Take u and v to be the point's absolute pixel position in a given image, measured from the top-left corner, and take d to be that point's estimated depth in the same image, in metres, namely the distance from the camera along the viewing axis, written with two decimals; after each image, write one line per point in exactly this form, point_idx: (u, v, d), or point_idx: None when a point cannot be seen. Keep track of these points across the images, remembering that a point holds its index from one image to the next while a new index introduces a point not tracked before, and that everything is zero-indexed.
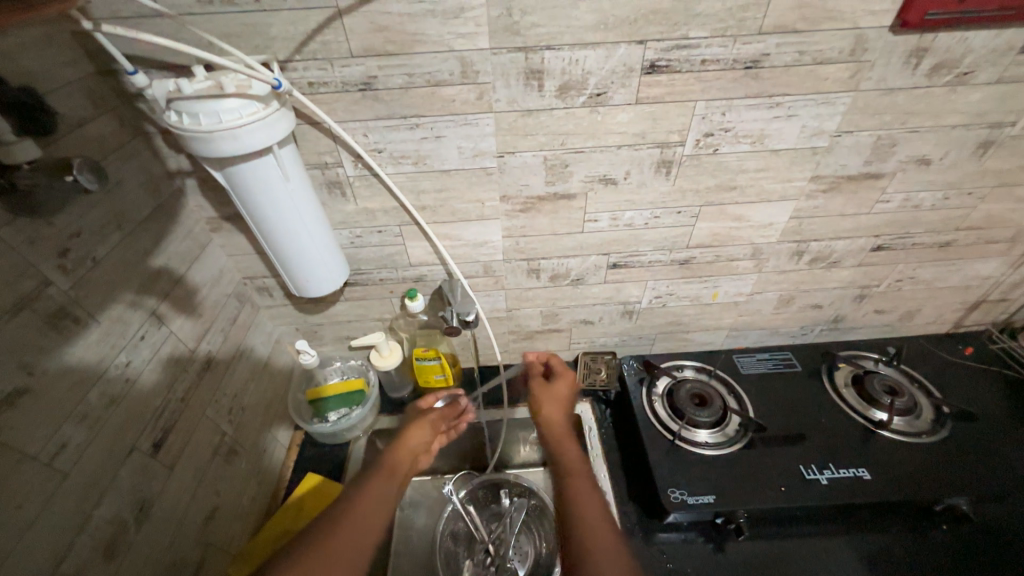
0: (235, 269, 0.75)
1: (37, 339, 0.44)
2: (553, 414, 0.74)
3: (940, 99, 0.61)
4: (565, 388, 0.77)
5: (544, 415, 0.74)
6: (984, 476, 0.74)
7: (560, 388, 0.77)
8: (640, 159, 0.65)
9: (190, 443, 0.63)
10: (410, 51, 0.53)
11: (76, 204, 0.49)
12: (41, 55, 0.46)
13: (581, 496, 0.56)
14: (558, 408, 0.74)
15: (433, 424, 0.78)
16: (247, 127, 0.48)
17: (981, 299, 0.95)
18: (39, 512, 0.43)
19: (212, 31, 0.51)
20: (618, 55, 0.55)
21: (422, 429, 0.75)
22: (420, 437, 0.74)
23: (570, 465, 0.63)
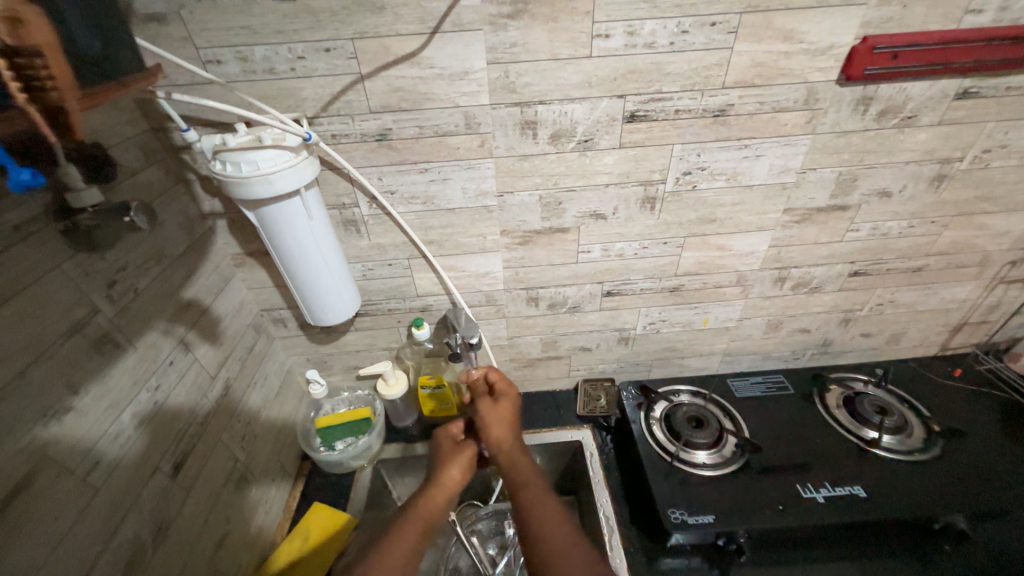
0: (254, 302, 0.81)
1: (84, 361, 0.48)
2: (499, 433, 0.71)
3: (891, 139, 0.69)
4: (509, 406, 0.75)
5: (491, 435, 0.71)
6: (978, 492, 0.75)
7: (503, 404, 0.75)
8: (627, 197, 0.72)
9: (205, 467, 0.65)
10: (420, 107, 0.61)
11: (125, 242, 0.55)
12: (107, 116, 0.54)
13: (543, 516, 0.56)
14: (502, 425, 0.72)
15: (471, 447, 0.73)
16: (281, 173, 0.55)
17: (963, 322, 0.99)
18: (71, 527, 0.45)
19: (251, 95, 0.59)
20: (601, 107, 0.63)
21: (458, 464, 0.70)
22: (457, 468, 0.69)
23: (526, 484, 0.61)
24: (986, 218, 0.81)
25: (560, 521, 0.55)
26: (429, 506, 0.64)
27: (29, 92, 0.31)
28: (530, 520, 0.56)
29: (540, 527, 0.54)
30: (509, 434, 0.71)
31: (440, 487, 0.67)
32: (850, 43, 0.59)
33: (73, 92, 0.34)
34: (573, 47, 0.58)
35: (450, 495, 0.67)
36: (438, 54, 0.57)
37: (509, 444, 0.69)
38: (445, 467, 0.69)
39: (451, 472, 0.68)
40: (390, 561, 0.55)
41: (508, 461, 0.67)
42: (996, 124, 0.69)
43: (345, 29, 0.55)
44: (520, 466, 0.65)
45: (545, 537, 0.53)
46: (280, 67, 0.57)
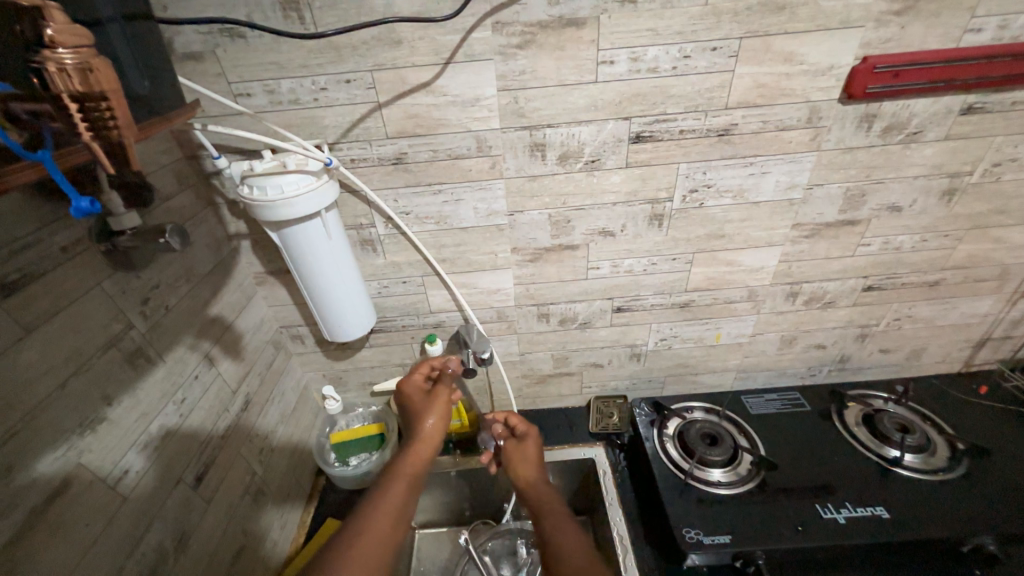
0: (274, 319, 0.84)
1: (118, 373, 0.51)
2: (527, 473, 0.73)
3: (897, 154, 0.70)
4: (535, 447, 0.77)
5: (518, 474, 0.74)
6: (1009, 514, 0.72)
7: (528, 444, 0.78)
8: (634, 214, 0.74)
9: (226, 478, 0.67)
10: (434, 132, 0.64)
11: (158, 262, 0.58)
12: (146, 146, 0.59)
13: (562, 539, 0.58)
14: (531, 465, 0.74)
15: (441, 406, 0.75)
16: (303, 196, 0.58)
17: (985, 337, 0.97)
18: (101, 532, 0.47)
19: (277, 123, 0.63)
20: (607, 128, 0.65)
21: (434, 420, 0.73)
22: (436, 427, 0.72)
23: (551, 514, 0.63)
24: (1001, 231, 0.80)
25: (576, 544, 0.56)
26: (413, 464, 0.66)
27: (93, 131, 0.34)
28: (549, 544, 0.58)
29: (559, 549, 0.56)
30: (535, 471, 0.74)
31: (422, 441, 0.70)
32: (851, 64, 0.61)
33: (131, 130, 0.37)
34: (579, 74, 0.61)
35: (430, 450, 0.70)
36: (451, 83, 0.61)
37: (532, 478, 0.72)
38: (423, 426, 0.72)
39: (426, 426, 0.72)
40: (385, 509, 0.56)
41: (532, 494, 0.69)
42: (1004, 138, 0.69)
43: (364, 62, 0.59)
44: (541, 497, 0.68)
45: (564, 559, 0.54)
46: (304, 98, 0.61)
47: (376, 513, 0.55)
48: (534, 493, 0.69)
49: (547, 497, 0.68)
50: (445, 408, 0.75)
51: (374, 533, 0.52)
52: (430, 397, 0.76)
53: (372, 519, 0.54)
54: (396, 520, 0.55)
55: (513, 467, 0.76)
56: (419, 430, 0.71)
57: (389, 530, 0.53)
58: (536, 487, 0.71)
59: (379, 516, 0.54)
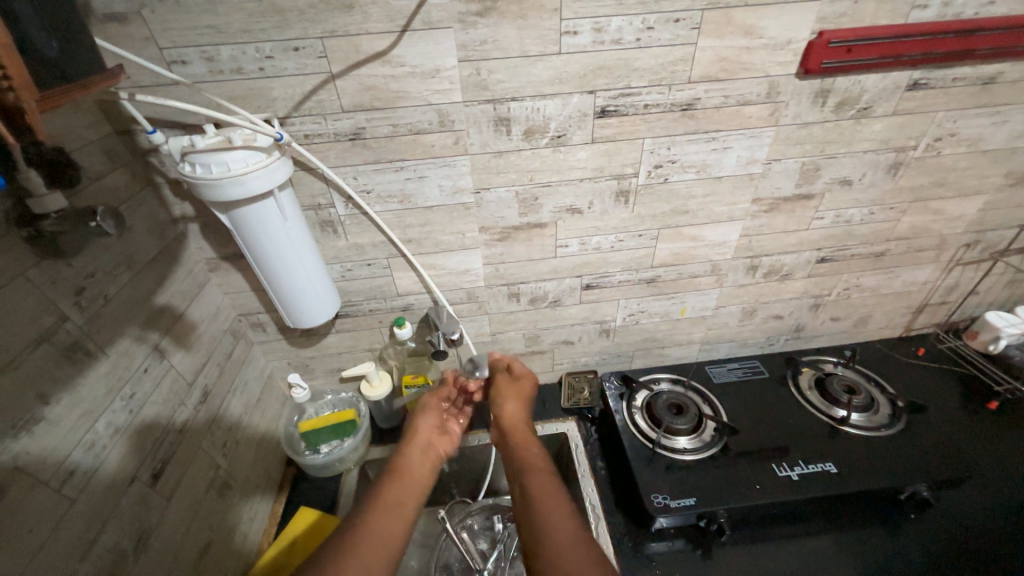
0: (230, 306, 0.79)
1: (54, 370, 0.47)
2: (512, 408, 0.74)
3: (849, 129, 0.72)
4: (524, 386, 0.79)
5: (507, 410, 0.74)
6: (938, 463, 0.80)
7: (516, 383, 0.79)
8: (601, 190, 0.74)
9: (187, 473, 0.64)
10: (394, 106, 0.61)
11: (92, 248, 0.54)
12: (69, 120, 0.53)
13: (545, 490, 0.56)
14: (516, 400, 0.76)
15: (435, 412, 0.76)
16: (253, 174, 0.54)
17: (924, 303, 1.04)
18: (47, 537, 0.44)
19: (220, 95, 0.58)
20: (573, 102, 0.64)
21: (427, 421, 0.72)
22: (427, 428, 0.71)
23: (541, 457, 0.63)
24: (940, 203, 0.85)
25: (557, 504, 0.54)
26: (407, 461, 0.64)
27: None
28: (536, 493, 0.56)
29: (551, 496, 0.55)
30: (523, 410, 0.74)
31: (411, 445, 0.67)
32: (807, 38, 0.62)
33: (32, 92, 0.34)
34: (542, 44, 0.59)
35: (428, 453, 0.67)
36: (409, 53, 0.58)
37: (516, 418, 0.72)
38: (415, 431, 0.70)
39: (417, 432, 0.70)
40: (381, 510, 0.53)
41: (524, 432, 0.69)
42: (945, 113, 0.72)
43: (314, 28, 0.55)
44: (523, 440, 0.67)
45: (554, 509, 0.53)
46: (249, 67, 0.57)
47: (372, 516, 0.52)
48: (518, 432, 0.69)
49: (527, 442, 0.67)
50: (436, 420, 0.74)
51: (373, 538, 0.50)
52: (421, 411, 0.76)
53: (368, 521, 0.51)
54: (395, 521, 0.52)
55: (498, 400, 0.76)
56: (413, 431, 0.71)
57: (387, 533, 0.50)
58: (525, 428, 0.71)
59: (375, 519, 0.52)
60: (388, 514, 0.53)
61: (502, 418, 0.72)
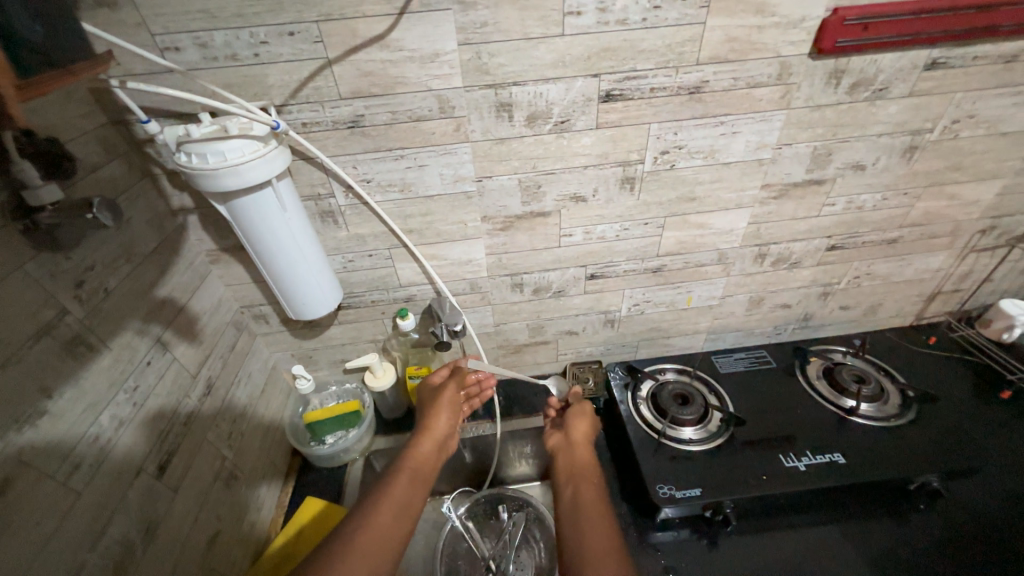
0: (232, 299, 0.79)
1: (55, 363, 0.47)
2: (579, 428, 0.76)
3: (863, 111, 0.70)
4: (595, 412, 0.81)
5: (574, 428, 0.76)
6: (949, 453, 0.79)
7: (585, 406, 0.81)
8: (606, 177, 0.72)
9: (194, 465, 0.65)
10: (392, 92, 0.60)
11: (89, 240, 0.53)
12: (62, 110, 0.52)
13: (587, 510, 0.58)
14: (581, 420, 0.77)
15: (454, 404, 0.74)
16: (249, 163, 0.53)
17: (936, 291, 1.02)
18: (56, 530, 0.44)
19: (215, 82, 0.57)
20: (576, 86, 0.62)
21: (445, 414, 0.72)
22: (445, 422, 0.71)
23: (588, 479, 0.65)
24: (956, 188, 0.82)
25: (602, 526, 0.55)
26: (419, 456, 0.65)
27: None
28: (580, 509, 0.58)
29: (589, 515, 0.57)
30: (582, 427, 0.76)
31: (424, 435, 0.68)
32: (821, 16, 0.59)
33: (6, 75, 0.32)
34: (544, 26, 0.57)
35: (438, 445, 0.68)
36: (407, 36, 0.56)
37: (581, 440, 0.73)
38: (435, 420, 0.71)
39: (437, 420, 0.71)
40: (388, 506, 0.55)
41: (575, 451, 0.71)
42: (964, 94, 0.70)
43: (308, 11, 0.53)
44: (584, 460, 0.70)
45: (586, 529, 0.55)
46: (243, 53, 0.55)
47: (379, 509, 0.54)
48: (579, 451, 0.71)
49: (589, 461, 0.69)
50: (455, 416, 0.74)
51: (380, 528, 0.52)
52: (439, 395, 0.74)
53: (375, 517, 0.53)
54: (403, 518, 0.54)
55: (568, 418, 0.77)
56: (430, 421, 0.70)
57: (393, 528, 0.52)
58: (579, 446, 0.72)
59: (382, 512, 0.53)
60: (398, 509, 0.55)
61: (571, 435, 0.75)
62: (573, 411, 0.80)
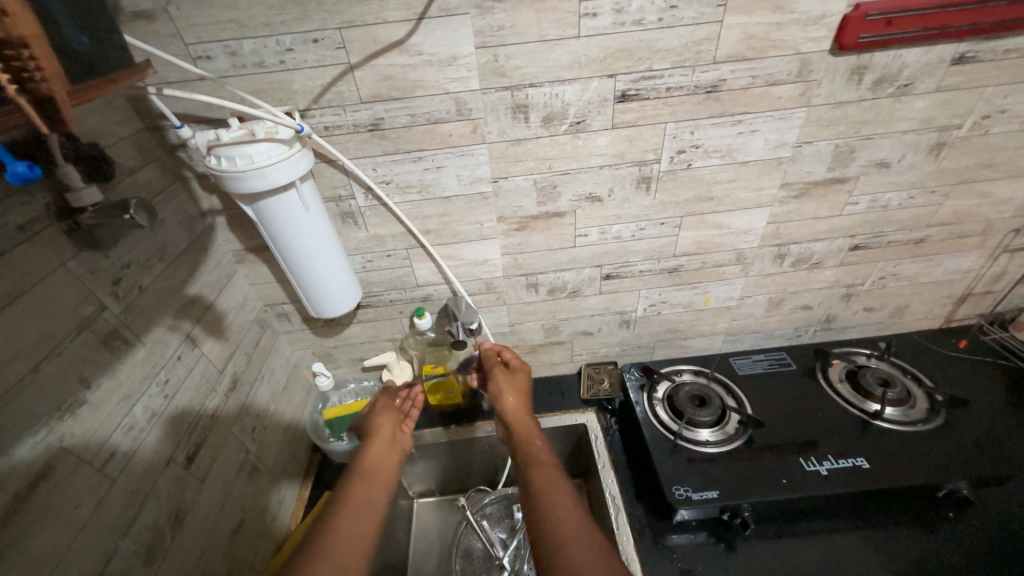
0: (256, 297, 0.82)
1: (93, 356, 0.49)
2: (510, 402, 0.72)
3: (887, 108, 0.68)
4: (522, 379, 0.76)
5: (506, 404, 0.72)
6: (980, 460, 0.76)
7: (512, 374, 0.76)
8: (621, 177, 0.72)
9: (219, 457, 0.67)
10: (411, 95, 0.61)
11: (126, 240, 0.56)
12: (102, 118, 0.55)
13: (546, 493, 0.56)
14: (514, 393, 0.73)
15: (393, 411, 0.76)
16: (275, 166, 0.55)
17: (967, 292, 0.98)
18: (91, 514, 0.47)
19: (243, 88, 0.59)
20: (592, 87, 0.63)
21: (386, 419, 0.73)
22: (390, 424, 0.72)
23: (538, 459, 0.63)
24: (987, 185, 0.80)
25: (565, 506, 0.54)
26: (372, 459, 0.66)
27: (16, 83, 0.32)
28: (536, 493, 0.57)
29: (547, 498, 0.55)
30: (517, 401, 0.72)
31: (375, 440, 0.69)
32: (843, 11, 0.59)
33: (62, 82, 0.35)
34: (561, 28, 0.57)
35: (394, 450, 0.69)
36: (426, 41, 0.57)
37: (517, 414, 0.71)
38: (377, 426, 0.71)
39: (380, 426, 0.71)
40: (352, 510, 0.55)
41: (519, 429, 0.69)
42: (995, 88, 0.67)
43: (332, 19, 0.55)
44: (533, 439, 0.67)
45: (548, 515, 0.54)
46: (270, 60, 0.57)
47: (342, 515, 0.54)
48: (522, 430, 0.69)
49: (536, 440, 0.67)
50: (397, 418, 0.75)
51: (349, 533, 0.52)
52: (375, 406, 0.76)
53: (337, 522, 0.53)
54: (368, 518, 0.55)
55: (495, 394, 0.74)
56: (374, 427, 0.71)
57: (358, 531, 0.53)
58: (522, 425, 0.70)
59: (346, 517, 0.54)
60: (361, 510, 0.56)
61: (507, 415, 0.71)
62: (494, 387, 0.75)
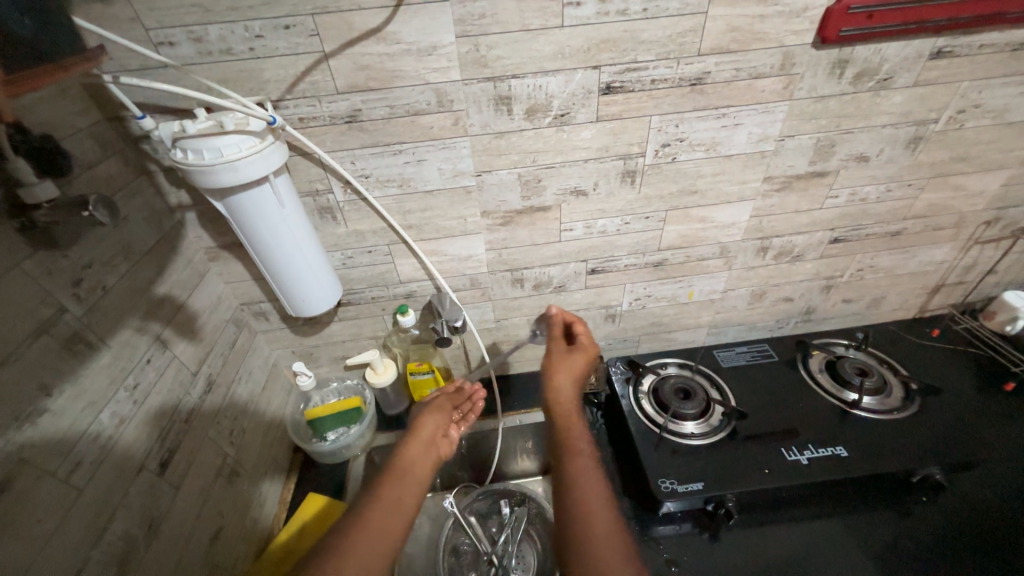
0: (231, 296, 0.79)
1: (53, 361, 0.47)
2: (563, 387, 0.67)
3: (867, 102, 0.69)
4: (583, 361, 0.70)
5: (557, 385, 0.68)
6: (952, 446, 0.78)
7: (573, 355, 0.70)
8: (606, 171, 0.71)
9: (195, 462, 0.65)
10: (390, 86, 0.59)
11: (87, 238, 0.53)
12: (56, 108, 0.52)
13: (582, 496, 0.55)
14: (569, 376, 0.68)
15: (442, 410, 0.75)
16: (247, 159, 0.53)
17: (940, 283, 1.01)
18: (57, 527, 0.44)
19: (210, 77, 0.56)
20: (576, 79, 0.61)
21: (434, 417, 0.72)
22: (433, 424, 0.71)
23: (580, 456, 0.60)
24: (961, 179, 0.81)
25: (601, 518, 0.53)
26: (409, 457, 0.65)
27: None
28: (572, 495, 0.56)
29: (580, 501, 0.55)
30: (572, 388, 0.68)
31: (417, 436, 0.68)
32: (825, 5, 0.58)
33: None
34: (543, 17, 0.56)
35: (432, 446, 0.68)
36: (404, 29, 0.55)
37: (569, 401, 0.67)
38: (423, 424, 0.71)
39: (425, 423, 0.71)
40: (383, 505, 0.55)
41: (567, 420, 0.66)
42: (969, 83, 0.68)
43: (304, 4, 0.52)
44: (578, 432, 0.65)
45: (582, 518, 0.53)
46: (238, 47, 0.54)
47: (374, 510, 0.54)
48: (568, 422, 0.66)
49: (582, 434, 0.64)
50: (446, 417, 0.74)
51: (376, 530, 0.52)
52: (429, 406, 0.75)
53: (367, 518, 0.53)
54: (396, 517, 0.54)
55: (546, 371, 0.69)
56: (419, 425, 0.71)
57: (385, 528, 0.53)
58: (570, 416, 0.66)
59: (376, 513, 0.54)
60: (393, 509, 0.55)
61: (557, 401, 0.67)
62: (548, 367, 0.69)
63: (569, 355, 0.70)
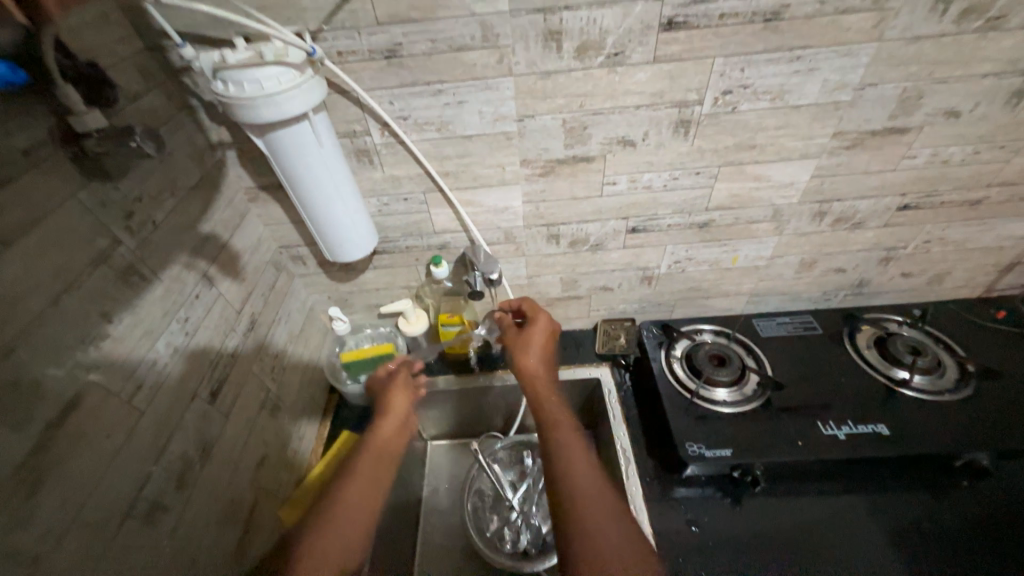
0: (271, 238, 0.80)
1: (111, 290, 0.49)
2: (529, 359, 0.73)
3: (969, 46, 0.60)
4: (544, 336, 0.76)
5: (524, 362, 0.74)
6: (1007, 432, 0.74)
7: (534, 328, 0.76)
8: (659, 119, 0.66)
9: (241, 394, 0.68)
10: (433, 17, 0.55)
11: (135, 171, 0.54)
12: (100, 35, 0.51)
13: (567, 451, 0.57)
14: (535, 350, 0.74)
15: (407, 387, 0.78)
16: (288, 94, 0.51)
17: (1016, 260, 0.92)
18: (124, 443, 0.48)
19: (249, 5, 0.54)
20: (635, 12, 0.56)
21: (401, 397, 0.76)
22: (404, 403, 0.75)
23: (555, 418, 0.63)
24: None
25: (587, 468, 0.55)
26: (384, 437, 0.70)
27: None
28: (553, 450, 0.58)
29: (563, 456, 0.56)
30: (539, 359, 0.74)
31: (388, 415, 0.73)
32: None
33: None
34: None
35: (405, 427, 0.73)
36: None
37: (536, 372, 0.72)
38: (394, 403, 0.75)
39: (396, 402, 0.75)
40: (359, 483, 0.61)
41: (536, 388, 0.70)
42: None
43: None
44: (548, 397, 0.69)
45: (567, 473, 0.54)
46: None
47: (349, 488, 0.59)
48: (539, 389, 0.70)
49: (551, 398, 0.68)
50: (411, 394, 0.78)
51: (352, 508, 0.57)
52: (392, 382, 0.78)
53: (346, 494, 0.59)
54: (371, 495, 0.60)
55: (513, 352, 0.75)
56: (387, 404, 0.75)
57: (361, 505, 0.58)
58: (539, 386, 0.71)
59: (351, 492, 0.59)
60: (366, 488, 0.61)
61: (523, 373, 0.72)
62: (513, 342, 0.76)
63: (527, 331, 0.76)
